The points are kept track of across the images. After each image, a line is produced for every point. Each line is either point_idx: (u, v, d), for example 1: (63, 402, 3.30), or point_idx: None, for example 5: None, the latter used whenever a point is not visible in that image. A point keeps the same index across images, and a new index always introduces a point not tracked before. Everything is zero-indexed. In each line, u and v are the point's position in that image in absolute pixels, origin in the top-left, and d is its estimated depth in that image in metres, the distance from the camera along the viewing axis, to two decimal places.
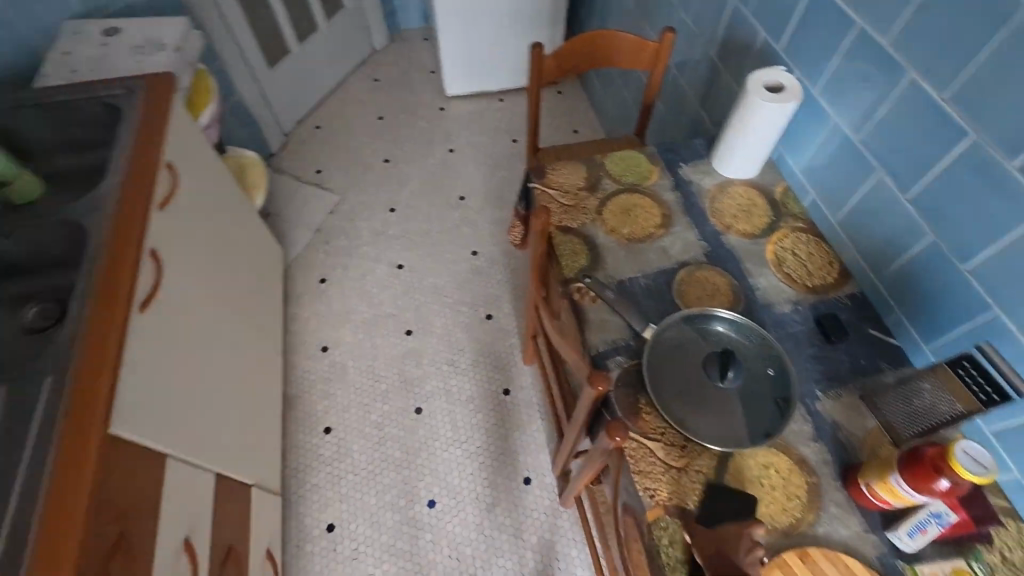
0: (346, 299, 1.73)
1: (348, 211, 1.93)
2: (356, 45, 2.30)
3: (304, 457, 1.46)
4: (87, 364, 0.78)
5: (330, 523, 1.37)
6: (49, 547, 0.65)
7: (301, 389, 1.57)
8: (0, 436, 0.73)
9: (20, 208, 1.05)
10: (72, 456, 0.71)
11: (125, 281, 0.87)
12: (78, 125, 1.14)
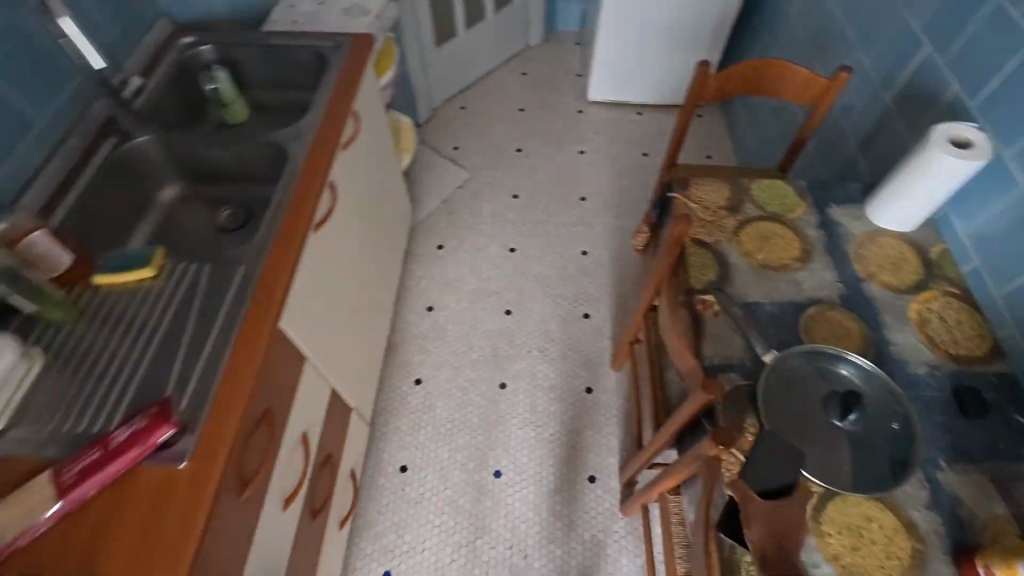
0: (458, 268, 1.85)
1: (475, 189, 2.05)
2: (513, 39, 2.43)
3: (394, 400, 1.58)
4: (274, 261, 0.92)
5: (403, 464, 1.48)
6: (224, 399, 0.78)
7: (402, 338, 1.70)
8: (200, 302, 0.88)
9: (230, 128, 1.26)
10: (252, 332, 0.84)
11: (311, 202, 1.01)
12: (289, 68, 1.32)
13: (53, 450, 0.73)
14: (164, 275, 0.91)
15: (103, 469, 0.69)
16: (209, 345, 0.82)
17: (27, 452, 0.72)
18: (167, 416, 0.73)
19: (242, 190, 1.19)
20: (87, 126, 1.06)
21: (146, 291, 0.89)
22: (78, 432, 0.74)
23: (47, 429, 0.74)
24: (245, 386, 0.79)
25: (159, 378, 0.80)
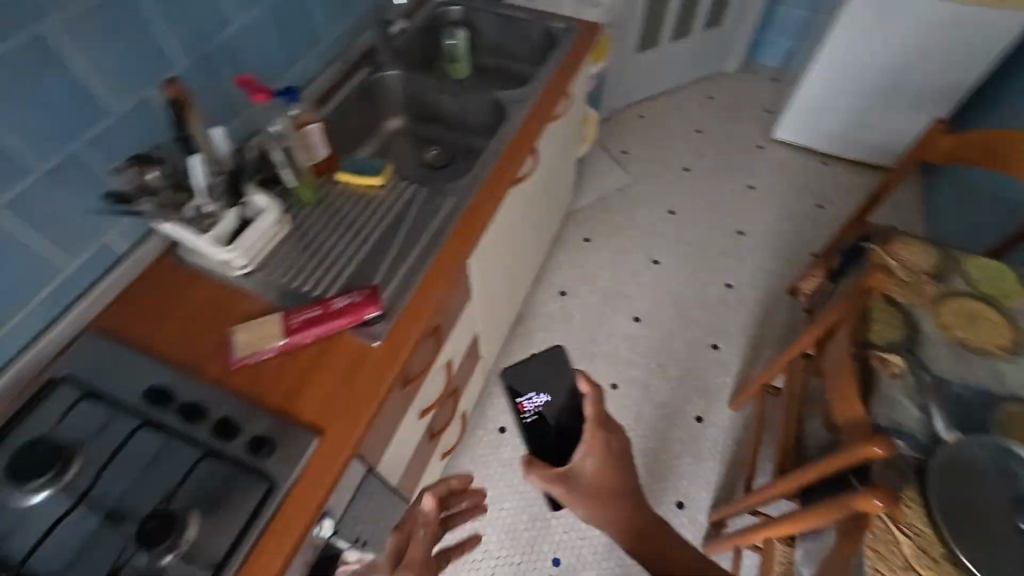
0: (598, 264, 1.88)
1: (633, 194, 2.07)
2: (710, 61, 2.40)
3: (510, 365, 1.66)
4: (479, 201, 1.02)
5: (502, 426, 1.55)
6: (417, 302, 0.88)
7: (530, 312, 1.77)
8: (411, 217, 1.00)
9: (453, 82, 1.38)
10: (450, 255, 0.94)
11: (518, 158, 1.10)
12: (518, 42, 1.43)
13: (284, 300, 0.87)
14: (388, 187, 1.04)
15: (320, 325, 0.82)
16: (414, 254, 0.94)
17: (266, 295, 0.88)
18: (375, 300, 0.85)
19: (452, 138, 1.32)
20: (355, 51, 1.24)
21: (372, 196, 1.03)
22: (304, 292, 0.88)
23: (282, 282, 0.89)
24: (435, 296, 0.90)
25: (370, 268, 0.92)
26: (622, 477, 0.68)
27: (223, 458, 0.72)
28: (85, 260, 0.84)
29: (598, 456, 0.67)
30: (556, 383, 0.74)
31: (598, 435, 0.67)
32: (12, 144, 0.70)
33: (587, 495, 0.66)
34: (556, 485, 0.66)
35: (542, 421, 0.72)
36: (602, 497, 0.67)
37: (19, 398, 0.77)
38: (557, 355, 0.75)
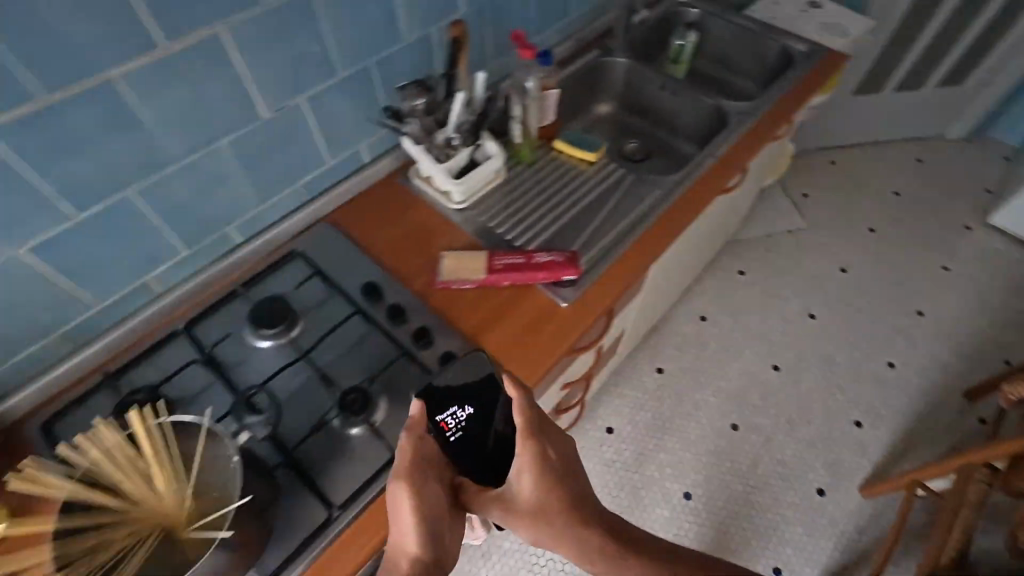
0: (748, 301, 1.78)
1: (805, 240, 1.93)
2: (933, 121, 2.15)
3: (633, 372, 1.64)
4: (683, 203, 1.01)
5: (609, 426, 1.54)
6: (606, 282, 0.90)
7: (665, 327, 1.72)
8: (614, 200, 1.02)
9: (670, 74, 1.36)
10: (646, 246, 0.95)
11: (729, 172, 1.07)
12: (747, 56, 1.38)
13: (487, 241, 0.94)
14: (598, 167, 1.07)
15: (521, 273, 0.87)
16: (613, 234, 0.96)
17: (473, 233, 0.95)
18: (575, 266, 0.88)
19: (657, 134, 1.31)
20: (591, 32, 1.28)
21: (580, 171, 1.06)
22: (506, 238, 0.95)
23: (487, 224, 0.97)
24: (626, 279, 0.91)
25: (568, 236, 0.96)
26: (550, 483, 0.63)
27: (416, 363, 0.79)
28: (340, 161, 0.95)
29: (533, 467, 0.63)
30: (485, 395, 0.73)
31: (528, 446, 0.63)
32: (331, 49, 0.81)
33: (530, 499, 0.63)
34: (492, 507, 0.65)
35: (475, 419, 0.71)
36: (546, 502, 0.63)
37: (263, 260, 0.90)
38: (487, 371, 0.75)
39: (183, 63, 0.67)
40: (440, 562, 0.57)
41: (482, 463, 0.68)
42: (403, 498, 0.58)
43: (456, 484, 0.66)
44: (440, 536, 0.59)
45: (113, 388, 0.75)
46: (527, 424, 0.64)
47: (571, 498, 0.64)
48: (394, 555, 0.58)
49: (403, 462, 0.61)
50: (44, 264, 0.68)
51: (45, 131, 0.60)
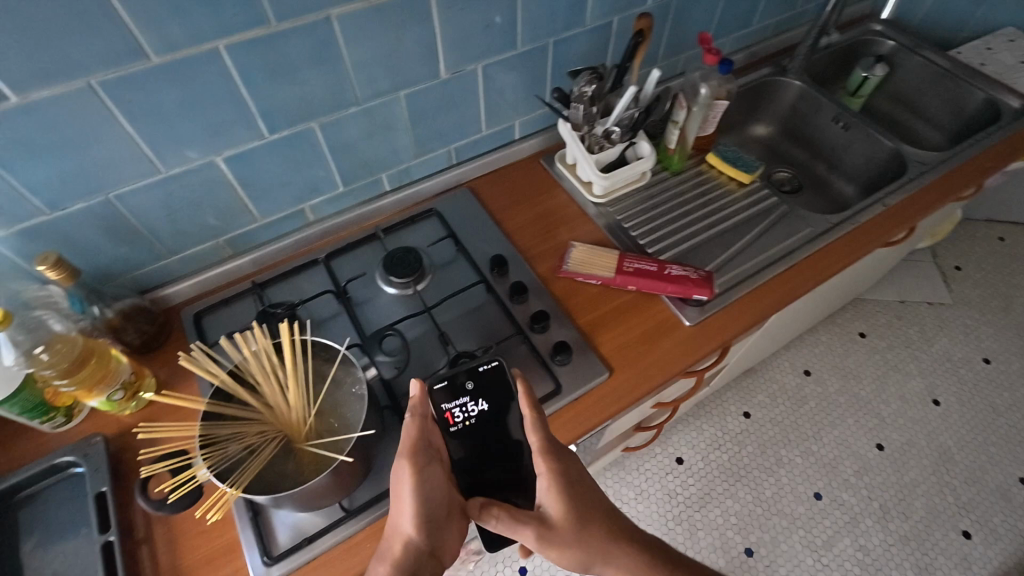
0: (866, 367, 1.59)
1: (948, 316, 1.68)
2: None
3: (716, 410, 1.54)
4: (833, 249, 0.92)
5: (680, 457, 1.47)
6: (731, 314, 0.85)
7: (761, 370, 1.59)
8: (758, 230, 0.95)
9: (846, 97, 1.24)
10: (782, 286, 0.88)
11: (896, 226, 0.95)
12: (941, 101, 1.22)
13: (619, 240, 0.92)
14: (748, 190, 1.00)
15: (650, 280, 0.83)
16: (752, 263, 0.90)
17: (605, 229, 0.93)
18: (709, 286, 0.83)
19: (813, 167, 1.19)
20: (766, 48, 1.19)
21: (725, 191, 1.00)
22: (639, 241, 0.92)
23: (621, 223, 0.94)
24: (758, 312, 0.85)
25: (701, 255, 0.91)
26: (574, 504, 0.60)
27: (529, 344, 0.79)
28: (493, 133, 0.96)
29: (554, 485, 0.60)
30: (501, 396, 0.65)
31: (549, 463, 0.60)
32: (519, 22, 0.82)
33: (557, 518, 0.59)
34: (529, 528, 0.57)
35: (484, 421, 0.64)
36: (571, 523, 0.59)
37: (403, 211, 0.94)
38: (498, 369, 0.66)
39: (392, 15, 0.71)
40: (433, 556, 0.57)
41: (496, 477, 0.63)
42: (405, 481, 0.57)
43: (500, 512, 0.57)
44: (438, 529, 0.58)
45: (256, 297, 0.82)
46: (545, 439, 0.61)
47: (595, 519, 0.61)
48: (390, 539, 0.57)
49: (408, 441, 0.59)
50: (232, 173, 0.75)
51: (267, 55, 0.66)
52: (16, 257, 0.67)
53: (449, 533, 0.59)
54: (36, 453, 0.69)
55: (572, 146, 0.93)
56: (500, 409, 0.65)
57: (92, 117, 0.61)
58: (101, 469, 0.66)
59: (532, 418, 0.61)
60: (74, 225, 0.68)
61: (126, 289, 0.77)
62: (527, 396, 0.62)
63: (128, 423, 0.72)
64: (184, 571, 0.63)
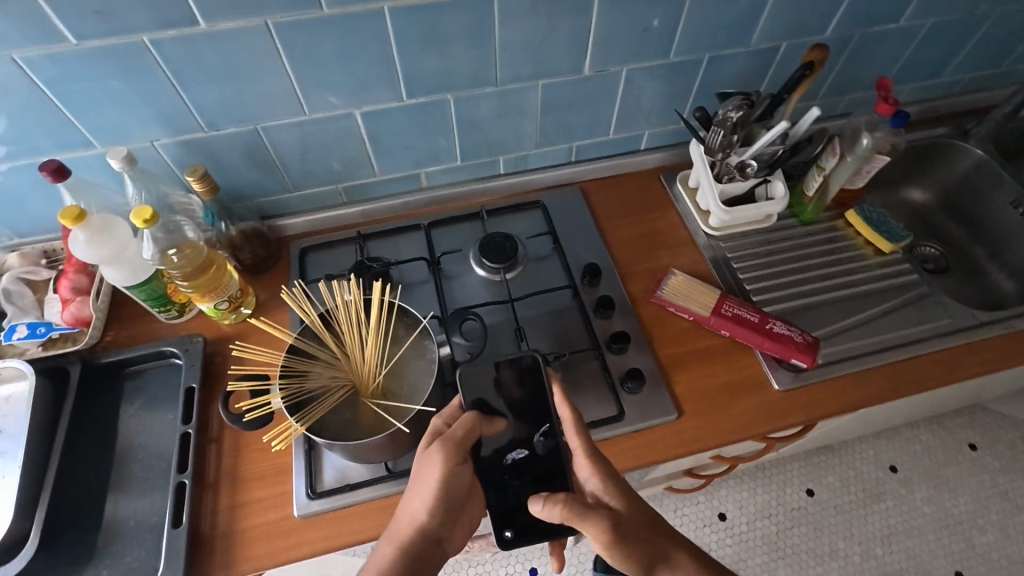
0: (969, 484, 1.37)
1: None
2: None
3: (779, 478, 1.40)
4: (971, 351, 0.80)
5: (723, 514, 1.37)
6: (829, 391, 0.77)
7: (841, 451, 1.43)
8: (884, 306, 0.84)
9: None
10: (896, 375, 0.78)
11: None
12: None
13: (723, 278, 0.86)
14: (885, 260, 0.89)
15: (746, 330, 0.77)
16: (869, 342, 0.80)
17: (711, 263, 0.88)
18: (812, 355, 0.75)
19: (969, 250, 1.02)
20: (953, 104, 1.03)
21: (856, 254, 0.90)
22: (745, 285, 0.86)
23: (730, 261, 0.88)
24: (862, 396, 0.77)
25: (809, 318, 0.83)
26: (629, 501, 0.60)
27: (602, 362, 0.76)
28: (619, 138, 0.93)
29: (607, 484, 0.60)
30: (529, 398, 0.65)
31: (593, 464, 0.60)
32: (678, 32, 0.78)
33: (619, 513, 0.59)
34: (601, 521, 0.57)
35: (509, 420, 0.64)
36: (633, 518, 0.60)
37: (510, 197, 0.94)
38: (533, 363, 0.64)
39: (552, 4, 0.70)
40: (439, 542, 0.60)
41: (531, 485, 0.63)
42: (433, 474, 0.59)
43: (570, 506, 0.57)
44: (449, 520, 0.61)
45: (358, 247, 0.87)
46: (588, 441, 0.61)
47: (649, 523, 0.61)
48: (402, 518, 0.60)
49: (451, 437, 0.60)
50: (364, 128, 0.78)
51: (424, 22, 0.67)
52: (172, 163, 0.75)
53: (454, 526, 0.62)
54: (149, 337, 0.78)
55: (699, 169, 0.88)
56: (532, 409, 0.64)
57: (260, 53, 0.65)
58: (196, 366, 0.74)
59: (572, 419, 0.61)
60: (223, 147, 0.75)
61: (251, 212, 0.84)
62: (563, 400, 0.62)
63: (226, 331, 0.79)
64: (241, 478, 0.69)
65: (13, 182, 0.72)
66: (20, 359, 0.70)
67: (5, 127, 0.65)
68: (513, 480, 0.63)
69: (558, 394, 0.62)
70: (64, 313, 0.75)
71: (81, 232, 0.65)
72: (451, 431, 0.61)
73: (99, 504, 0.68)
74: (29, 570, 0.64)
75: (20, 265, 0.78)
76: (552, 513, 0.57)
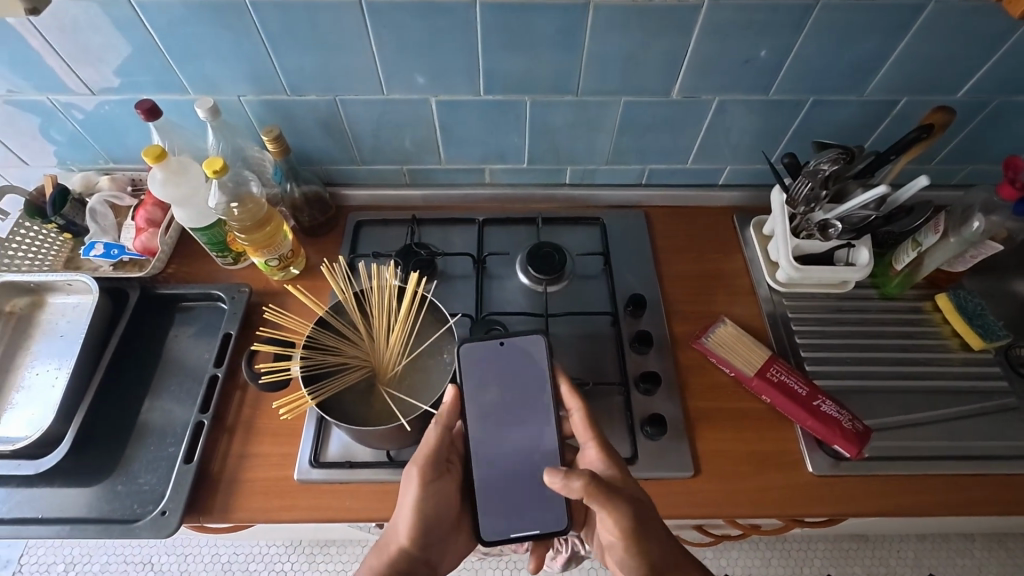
0: None
1: None
2: None
3: (800, 556, 1.29)
4: None
5: None
6: (868, 486, 0.70)
7: (876, 544, 1.30)
8: (961, 411, 0.75)
9: None
10: (955, 489, 0.70)
11: None
12: None
13: (777, 337, 0.80)
14: (971, 358, 0.79)
15: (790, 403, 0.71)
16: (926, 446, 0.72)
17: (767, 318, 0.81)
18: (858, 446, 0.68)
19: None
20: None
21: (938, 342, 0.80)
22: (800, 350, 0.79)
23: (789, 320, 0.81)
24: (902, 502, 0.69)
25: (866, 403, 0.75)
26: (641, 489, 0.60)
27: (626, 399, 0.73)
28: (696, 169, 0.87)
29: (623, 474, 0.61)
30: (522, 375, 0.64)
31: (605, 456, 0.61)
32: (783, 69, 0.72)
33: (639, 503, 0.58)
34: (624, 505, 0.56)
35: (502, 399, 0.64)
36: (649, 510, 0.59)
37: (570, 209, 0.92)
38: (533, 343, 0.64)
39: (651, 20, 0.66)
40: (427, 563, 0.62)
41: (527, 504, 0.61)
42: (410, 496, 0.60)
43: (595, 484, 0.55)
44: (434, 541, 0.62)
45: (410, 230, 0.88)
46: (599, 432, 0.63)
47: (663, 525, 0.59)
48: (390, 536, 0.62)
49: (422, 455, 0.60)
50: (438, 116, 0.78)
51: (516, 22, 0.66)
52: (254, 119, 0.78)
53: (445, 545, 0.63)
54: (204, 277, 0.83)
55: (776, 219, 0.81)
56: (524, 402, 0.64)
57: (350, 28, 0.66)
58: (237, 315, 0.77)
59: (585, 410, 0.63)
60: (302, 111, 0.77)
61: (316, 176, 0.87)
62: (574, 396, 0.64)
63: (273, 287, 0.82)
64: (255, 430, 0.71)
65: (115, 112, 0.78)
66: (89, 275, 0.77)
67: (116, 62, 0.70)
68: None
69: (567, 391, 0.64)
70: (136, 240, 0.81)
71: (159, 171, 0.69)
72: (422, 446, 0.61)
73: (129, 423, 0.73)
74: (58, 468, 0.70)
75: (109, 188, 0.84)
76: (572, 487, 0.55)
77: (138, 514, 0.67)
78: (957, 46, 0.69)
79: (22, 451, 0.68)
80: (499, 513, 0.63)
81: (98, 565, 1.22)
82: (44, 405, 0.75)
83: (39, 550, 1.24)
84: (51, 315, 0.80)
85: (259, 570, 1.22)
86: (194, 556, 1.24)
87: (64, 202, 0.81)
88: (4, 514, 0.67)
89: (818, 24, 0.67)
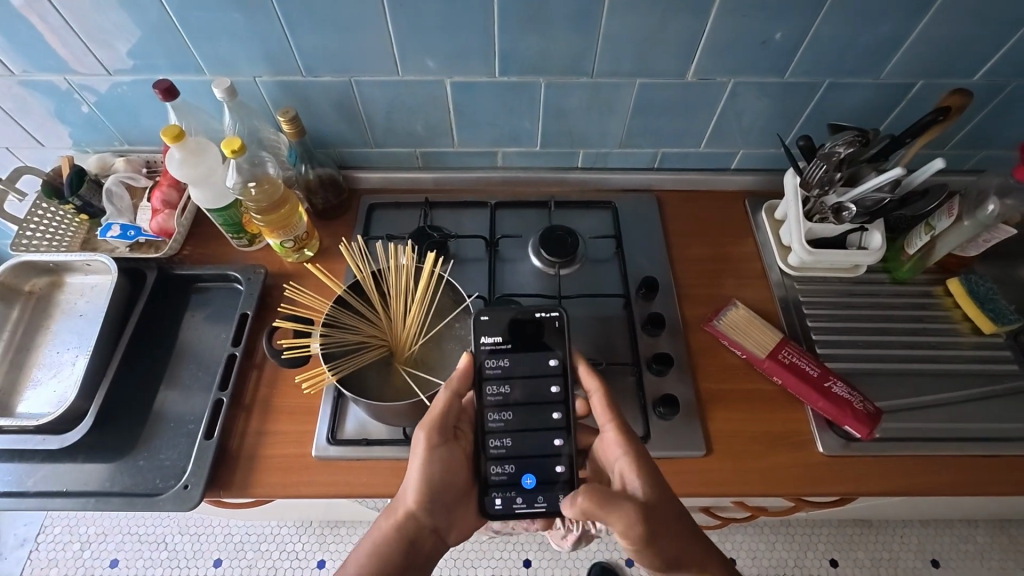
0: None
1: None
2: None
3: (805, 542, 1.30)
4: None
5: (733, 560, 1.28)
6: (877, 465, 0.71)
7: (880, 530, 1.30)
8: (972, 394, 0.76)
9: None
10: (964, 469, 0.71)
11: None
12: None
13: (789, 321, 0.80)
14: (982, 342, 0.79)
15: (801, 383, 0.71)
16: (935, 427, 0.73)
17: (779, 302, 0.82)
18: (869, 427, 0.69)
19: None
20: None
21: (950, 326, 0.81)
22: (811, 334, 0.79)
23: (801, 304, 0.82)
24: (913, 484, 0.70)
25: (876, 386, 0.76)
26: (659, 481, 0.59)
27: (638, 380, 0.74)
28: (709, 153, 0.87)
29: (638, 466, 0.59)
30: (538, 348, 0.64)
31: (625, 441, 0.60)
32: (800, 51, 0.71)
33: (646, 501, 0.57)
34: (625, 509, 0.56)
35: (516, 370, 0.63)
36: (660, 506, 0.58)
37: (582, 193, 0.92)
38: (552, 321, 0.64)
39: (668, 2, 0.66)
40: (434, 530, 0.62)
41: (539, 476, 0.62)
42: (418, 458, 0.60)
43: (594, 498, 0.57)
44: (441, 509, 0.62)
45: (423, 213, 0.88)
46: (618, 415, 0.61)
47: (677, 514, 0.58)
48: (399, 500, 0.62)
49: (431, 418, 0.61)
50: (452, 98, 0.78)
51: (533, 2, 0.66)
52: (268, 100, 0.78)
53: (451, 515, 0.63)
54: (220, 259, 0.84)
55: (789, 201, 0.81)
56: (538, 376, 0.63)
57: (367, 8, 0.66)
58: (254, 295, 0.78)
59: (603, 392, 0.62)
60: (317, 92, 0.77)
61: (330, 159, 0.87)
62: (589, 373, 0.64)
63: (287, 269, 0.83)
64: (273, 409, 0.73)
65: (130, 94, 0.78)
66: (106, 255, 0.77)
67: (132, 43, 0.71)
68: (503, 468, 0.61)
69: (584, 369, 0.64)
70: (153, 222, 0.81)
71: (177, 151, 0.70)
72: (431, 411, 0.62)
73: (149, 400, 0.75)
74: (81, 444, 0.71)
75: (125, 170, 0.85)
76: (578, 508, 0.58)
77: (161, 488, 0.69)
78: (976, 28, 0.68)
79: (45, 427, 0.70)
80: (505, 487, 0.61)
81: (113, 544, 1.24)
82: (64, 383, 0.76)
83: (55, 528, 1.26)
84: (69, 295, 0.81)
85: (270, 550, 1.24)
86: (206, 535, 1.26)
87: (80, 182, 0.80)
88: (30, 488, 0.68)
89: (838, 4, 0.66)
